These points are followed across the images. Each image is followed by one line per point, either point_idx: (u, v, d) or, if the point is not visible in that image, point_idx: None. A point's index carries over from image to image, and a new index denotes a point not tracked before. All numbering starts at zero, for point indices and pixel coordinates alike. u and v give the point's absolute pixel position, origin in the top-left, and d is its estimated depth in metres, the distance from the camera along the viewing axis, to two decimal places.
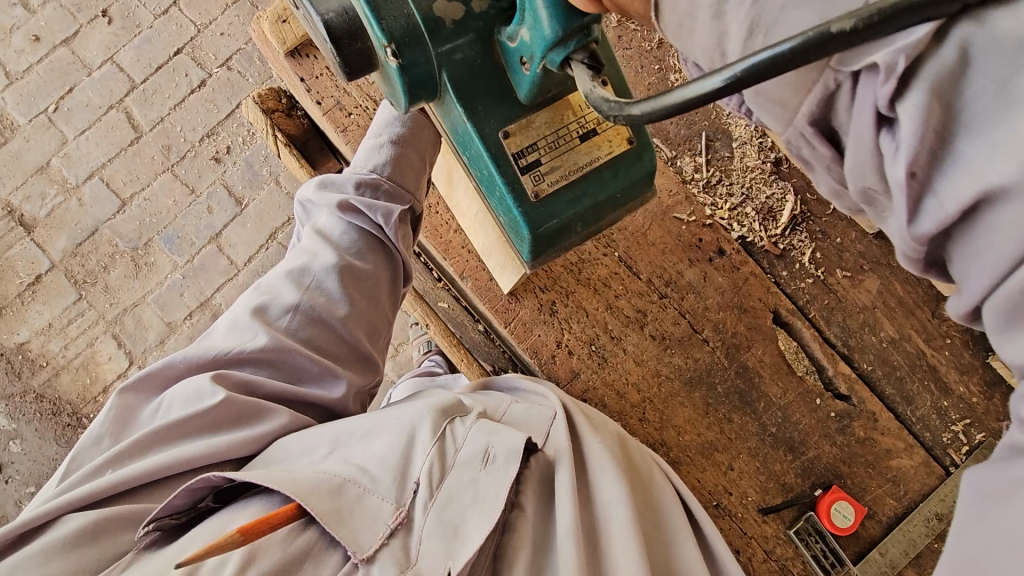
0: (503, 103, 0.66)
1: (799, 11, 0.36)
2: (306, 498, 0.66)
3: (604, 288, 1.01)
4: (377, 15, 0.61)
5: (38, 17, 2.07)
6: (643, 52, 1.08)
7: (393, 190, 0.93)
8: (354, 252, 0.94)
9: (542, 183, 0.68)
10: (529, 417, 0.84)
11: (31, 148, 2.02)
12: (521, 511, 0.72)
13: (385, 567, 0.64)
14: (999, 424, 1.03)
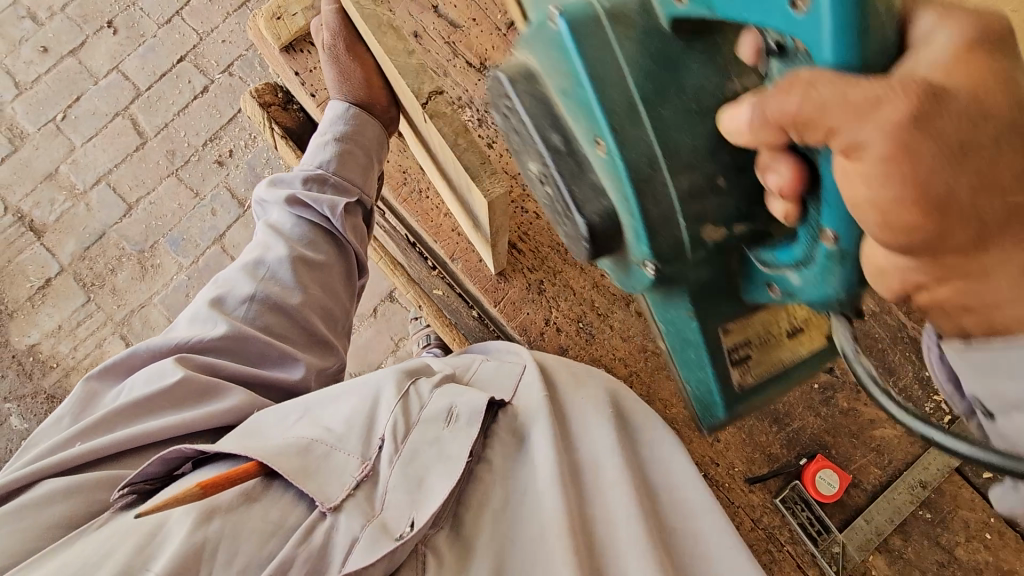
0: (727, 304, 0.64)
1: None
2: (274, 455, 0.67)
3: (591, 268, 1.04)
4: (652, 237, 0.54)
5: (47, 29, 2.14)
6: None
7: (341, 183, 0.97)
8: (305, 243, 0.95)
9: (748, 375, 0.69)
10: (499, 373, 0.85)
11: (41, 155, 2.08)
12: (488, 463, 0.75)
13: (352, 516, 0.65)
14: None
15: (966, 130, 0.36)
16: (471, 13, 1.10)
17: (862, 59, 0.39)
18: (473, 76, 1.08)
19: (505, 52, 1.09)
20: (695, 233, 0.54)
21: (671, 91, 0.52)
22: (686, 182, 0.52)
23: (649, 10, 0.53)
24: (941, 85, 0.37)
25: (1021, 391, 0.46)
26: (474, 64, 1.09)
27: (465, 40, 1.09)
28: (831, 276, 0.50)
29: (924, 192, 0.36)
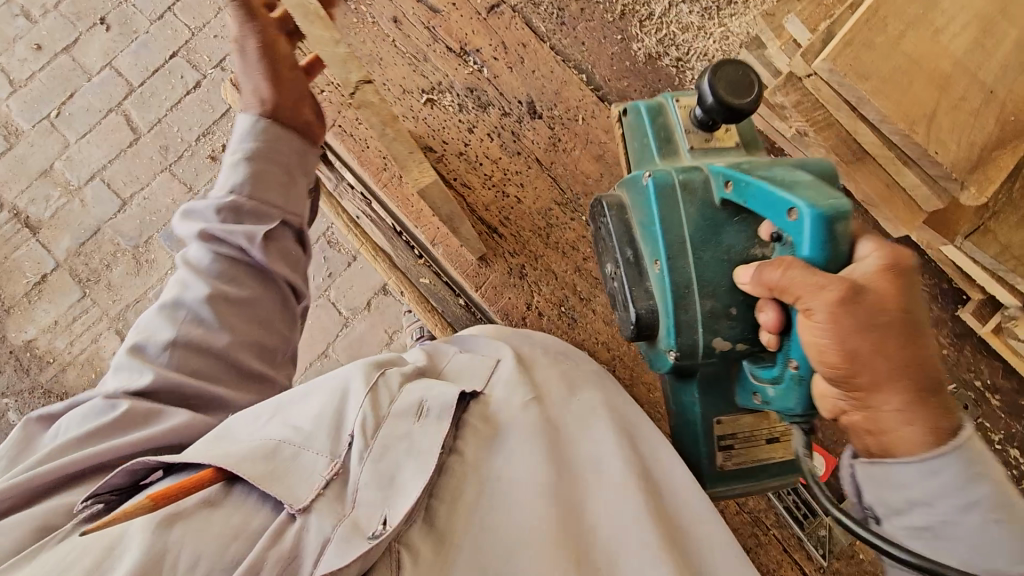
0: (721, 399, 0.76)
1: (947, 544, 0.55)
2: (238, 461, 0.59)
3: (573, 251, 1.03)
4: (676, 335, 0.69)
5: (40, 27, 2.15)
6: (606, 24, 1.11)
7: (257, 208, 0.82)
8: (225, 277, 0.79)
9: (728, 460, 0.77)
10: (467, 364, 0.77)
11: (36, 152, 2.09)
12: (461, 454, 0.67)
13: (324, 514, 0.58)
14: (969, 375, 1.06)
15: (874, 319, 0.53)
16: None
17: (826, 258, 0.57)
18: (454, 61, 1.08)
19: (486, 37, 1.09)
20: (707, 341, 0.68)
21: (708, 246, 0.68)
22: (702, 307, 0.67)
23: (708, 188, 0.69)
24: (862, 285, 0.54)
25: (900, 496, 0.56)
26: (454, 48, 1.08)
27: (446, 25, 1.09)
28: (793, 402, 0.63)
29: (842, 352, 0.54)
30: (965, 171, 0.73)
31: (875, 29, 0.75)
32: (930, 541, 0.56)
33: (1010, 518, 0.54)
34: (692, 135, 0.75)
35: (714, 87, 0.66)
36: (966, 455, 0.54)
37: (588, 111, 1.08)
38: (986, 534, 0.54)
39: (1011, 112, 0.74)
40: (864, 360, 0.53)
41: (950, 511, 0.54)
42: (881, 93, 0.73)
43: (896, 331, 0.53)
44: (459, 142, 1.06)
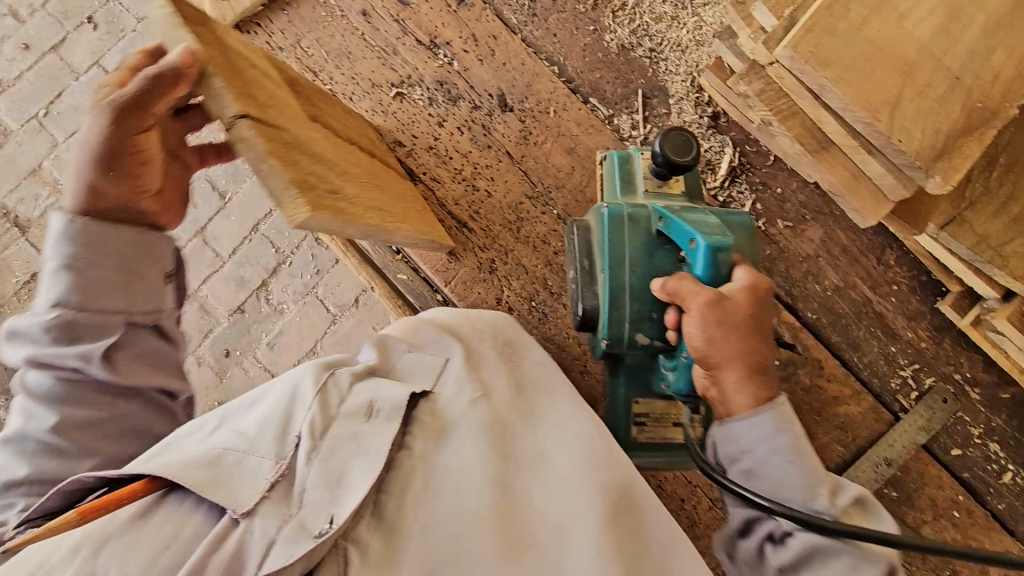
0: (640, 382, 0.90)
1: (768, 483, 0.72)
2: (179, 470, 0.58)
3: (543, 245, 1.02)
4: (610, 326, 0.85)
5: (28, 27, 2.15)
6: (578, 14, 1.10)
7: (89, 320, 0.72)
8: (72, 401, 0.72)
9: (641, 432, 0.91)
10: (421, 363, 0.76)
11: (24, 152, 2.10)
12: (409, 450, 0.66)
13: (268, 517, 0.57)
14: (949, 368, 1.04)
15: (727, 318, 0.72)
16: None
17: (714, 277, 0.75)
18: (424, 54, 1.07)
19: (456, 29, 1.08)
20: (631, 335, 0.85)
21: (642, 264, 0.84)
22: (630, 309, 0.84)
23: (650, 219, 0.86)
24: (726, 295, 0.73)
25: (734, 445, 0.74)
26: (424, 41, 1.07)
27: (415, 17, 1.08)
28: (684, 385, 0.80)
29: (704, 343, 0.73)
30: (930, 159, 0.71)
31: (836, 16, 0.73)
32: (754, 480, 0.73)
33: (803, 461, 0.71)
34: (648, 181, 0.95)
35: (661, 148, 0.89)
36: (775, 414, 0.72)
37: (560, 103, 1.07)
38: (786, 471, 0.71)
39: (978, 98, 0.72)
40: (723, 353, 0.73)
41: (760, 452, 0.72)
42: (842, 81, 0.72)
43: (745, 334, 0.73)
44: (428, 136, 1.05)
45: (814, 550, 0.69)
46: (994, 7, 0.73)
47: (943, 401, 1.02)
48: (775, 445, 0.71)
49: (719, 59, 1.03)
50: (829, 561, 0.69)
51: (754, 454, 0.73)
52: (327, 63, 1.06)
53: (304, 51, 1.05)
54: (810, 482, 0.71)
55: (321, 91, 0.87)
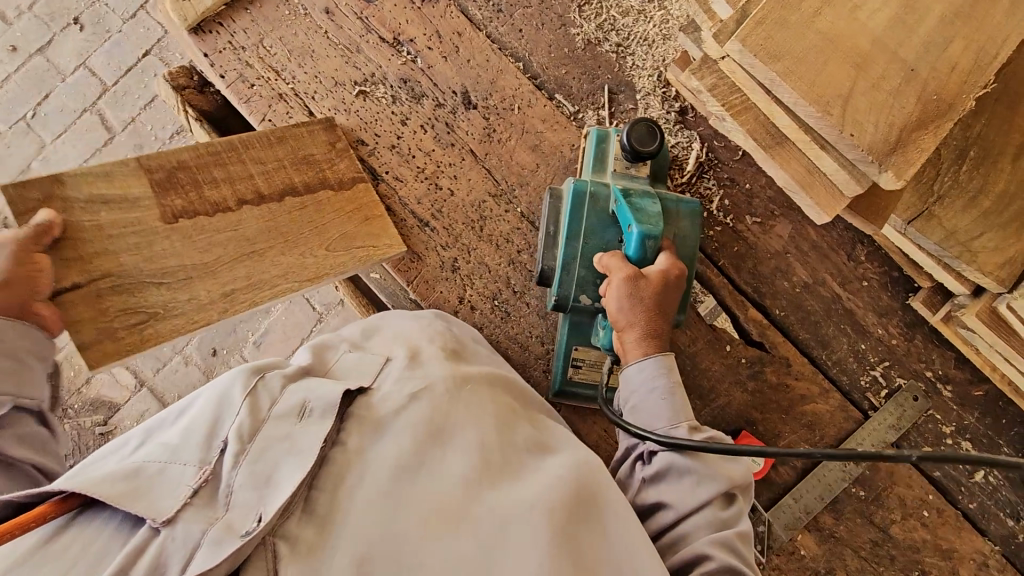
0: (585, 332, 0.93)
1: (642, 415, 0.78)
2: (94, 484, 0.57)
3: (506, 244, 1.02)
4: (560, 283, 0.88)
5: (15, 28, 2.16)
6: (543, 9, 1.08)
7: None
8: None
9: (579, 373, 0.94)
10: (354, 368, 0.77)
11: (13, 153, 2.10)
12: (343, 445, 0.66)
13: (191, 522, 0.56)
14: (920, 365, 1.02)
15: (644, 293, 0.78)
16: None
17: (641, 256, 0.81)
18: (387, 52, 1.06)
19: (419, 26, 1.07)
20: (575, 295, 0.88)
21: (596, 234, 0.88)
22: (577, 274, 0.88)
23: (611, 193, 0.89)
24: (643, 274, 0.79)
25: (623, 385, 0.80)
26: (387, 38, 1.06)
27: (378, 14, 1.06)
28: (608, 344, 0.87)
29: (617, 312, 0.79)
30: (883, 153, 0.69)
31: (788, 7, 0.71)
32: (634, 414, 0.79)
33: (676, 399, 0.77)
34: (618, 161, 0.93)
35: (628, 139, 0.88)
36: (660, 360, 0.78)
37: (525, 100, 1.06)
38: (660, 405, 0.76)
39: (934, 90, 0.70)
40: (632, 322, 0.79)
41: (641, 388, 0.78)
42: (793, 74, 0.70)
43: (657, 311, 0.79)
44: (390, 136, 1.04)
45: (669, 470, 0.74)
46: None
47: (914, 399, 1.01)
48: (652, 382, 0.77)
49: (685, 54, 1.01)
50: (679, 479, 0.73)
51: (634, 391, 0.78)
52: (290, 62, 1.05)
53: (266, 50, 1.05)
54: (677, 415, 0.76)
55: (216, 151, 0.91)
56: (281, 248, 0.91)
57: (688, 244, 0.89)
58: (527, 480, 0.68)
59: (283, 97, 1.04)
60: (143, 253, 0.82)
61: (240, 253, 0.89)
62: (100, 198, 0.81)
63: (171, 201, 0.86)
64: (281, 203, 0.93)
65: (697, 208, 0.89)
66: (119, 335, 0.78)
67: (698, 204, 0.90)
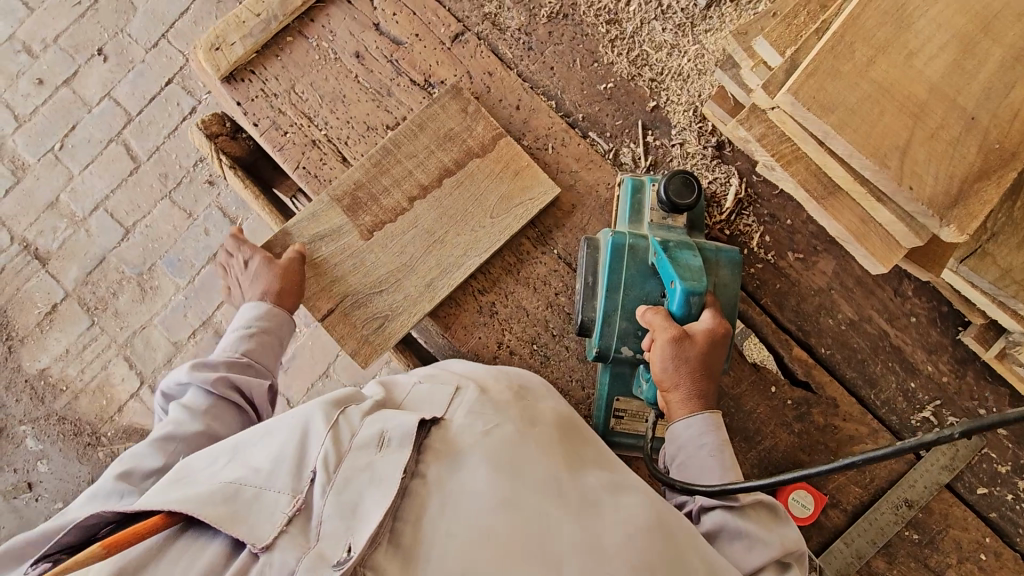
0: (627, 382, 0.91)
1: (693, 472, 0.76)
2: (197, 504, 0.57)
3: (544, 287, 1.01)
4: (601, 335, 0.87)
5: (41, 61, 2.18)
6: (575, 45, 1.07)
7: (258, 368, 0.93)
8: (216, 415, 0.83)
9: (622, 421, 0.92)
10: (426, 400, 0.75)
11: (42, 185, 2.13)
12: (423, 477, 0.63)
13: (288, 548, 0.55)
14: (973, 404, 0.99)
15: (688, 355, 0.76)
16: (414, 28, 1.07)
17: (685, 315, 0.79)
18: (418, 94, 1.05)
19: (450, 67, 1.06)
20: (617, 347, 0.87)
21: (636, 287, 0.86)
22: (619, 326, 0.87)
23: (646, 247, 0.87)
24: (689, 332, 0.78)
25: (671, 444, 0.78)
26: (418, 81, 1.06)
27: (409, 57, 1.06)
28: (653, 398, 0.85)
29: (660, 372, 0.78)
30: (944, 207, 0.67)
31: (841, 57, 0.69)
32: (684, 471, 0.77)
33: (726, 456, 0.75)
34: (654, 212, 0.92)
35: (666, 191, 0.88)
36: (708, 416, 0.76)
37: (559, 139, 1.04)
38: (708, 463, 0.75)
39: (995, 139, 0.68)
40: (677, 382, 0.77)
41: (689, 445, 0.76)
42: (847, 126, 0.68)
43: (704, 372, 0.77)
44: (399, 202, 0.99)
45: (724, 529, 0.71)
46: (1011, 40, 0.69)
47: (968, 437, 0.98)
48: (701, 439, 0.76)
49: (722, 89, 0.99)
50: (733, 540, 0.70)
51: (682, 448, 0.77)
52: (322, 108, 1.04)
53: (298, 96, 1.04)
54: (729, 472, 0.74)
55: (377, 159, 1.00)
56: (456, 229, 0.99)
57: (729, 293, 0.87)
58: (605, 517, 0.63)
59: (316, 143, 1.04)
60: (360, 271, 0.98)
61: (426, 246, 0.98)
62: (320, 235, 0.99)
63: (364, 219, 0.99)
64: (441, 189, 1.00)
65: (737, 257, 0.88)
66: (372, 340, 0.97)
67: (738, 253, 0.89)
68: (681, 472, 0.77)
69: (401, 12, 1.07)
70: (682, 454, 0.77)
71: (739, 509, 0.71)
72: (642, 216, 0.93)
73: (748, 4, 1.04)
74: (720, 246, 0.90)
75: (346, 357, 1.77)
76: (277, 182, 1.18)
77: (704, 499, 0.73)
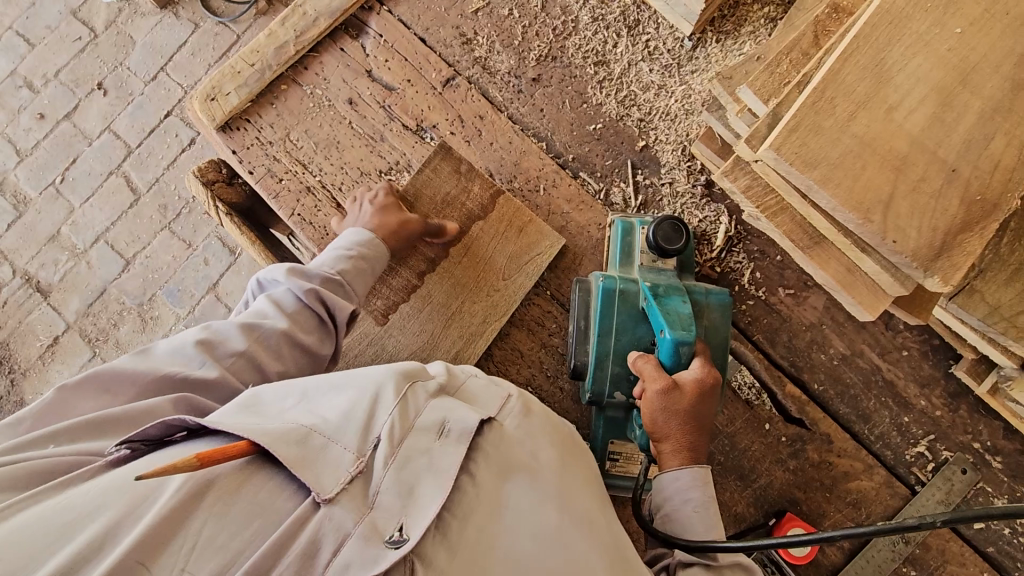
0: (620, 427, 0.91)
1: (676, 525, 0.76)
2: (272, 438, 0.56)
3: (538, 328, 1.02)
4: (593, 380, 0.88)
5: (42, 96, 2.21)
6: (565, 86, 1.08)
7: (350, 293, 0.88)
8: (298, 323, 0.83)
9: (616, 465, 0.93)
10: (483, 394, 0.72)
11: (43, 219, 2.16)
12: (472, 476, 0.61)
13: (347, 510, 0.54)
14: (968, 437, 0.99)
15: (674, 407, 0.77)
16: (406, 74, 1.08)
17: (674, 364, 0.80)
18: (410, 138, 1.07)
19: (442, 111, 1.08)
20: (609, 393, 0.88)
21: (627, 333, 0.87)
22: (611, 371, 0.87)
23: (638, 293, 0.88)
24: (678, 382, 0.78)
25: (658, 494, 0.78)
26: (410, 125, 1.07)
27: (401, 102, 1.08)
28: (645, 444, 0.85)
29: (650, 422, 0.79)
30: (927, 259, 0.69)
31: (822, 112, 0.71)
32: (666, 524, 0.77)
33: (708, 514, 0.75)
34: (644, 255, 0.93)
35: (654, 236, 0.89)
36: (698, 471, 0.76)
37: (550, 180, 1.06)
38: (692, 518, 0.75)
39: (976, 191, 0.69)
40: (667, 433, 0.78)
41: (675, 496, 0.76)
42: (830, 181, 0.70)
43: (695, 421, 0.78)
44: (410, 279, 1.00)
45: None
46: (989, 92, 0.70)
47: (963, 472, 0.98)
48: (687, 493, 0.76)
49: (709, 129, 1.00)
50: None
51: (667, 499, 0.77)
52: (316, 154, 1.06)
53: (293, 143, 1.06)
54: (710, 531, 0.74)
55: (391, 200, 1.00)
56: (471, 297, 1.00)
57: (719, 336, 0.88)
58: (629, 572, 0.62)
59: (311, 190, 1.05)
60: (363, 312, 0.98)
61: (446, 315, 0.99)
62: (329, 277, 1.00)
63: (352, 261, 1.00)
64: (449, 257, 1.01)
65: (727, 300, 0.89)
66: None
67: (728, 296, 0.89)
68: (662, 523, 0.77)
69: (393, 59, 1.09)
70: (666, 506, 0.77)
71: (715, 568, 0.71)
72: (633, 263, 0.94)
73: (734, 45, 1.06)
74: (711, 288, 0.90)
75: None
76: (273, 224, 1.19)
77: (682, 554, 0.72)
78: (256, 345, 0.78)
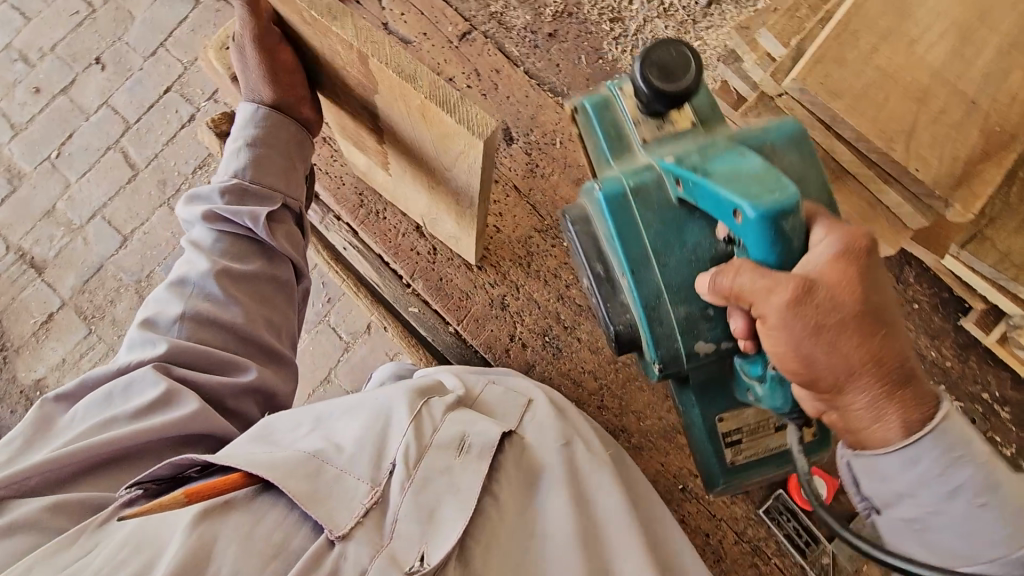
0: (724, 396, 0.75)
1: (946, 537, 0.54)
2: (281, 475, 0.58)
3: (555, 279, 1.02)
4: (654, 346, 0.67)
5: (38, 70, 2.18)
6: (582, 41, 1.09)
7: (261, 191, 0.84)
8: (231, 255, 0.80)
9: (738, 454, 0.77)
10: (502, 402, 0.75)
11: (39, 194, 2.12)
12: (495, 497, 0.64)
13: (362, 544, 0.57)
14: (977, 388, 1.01)
15: (824, 313, 0.52)
16: (422, 27, 1.09)
17: (780, 250, 0.56)
18: None
19: (458, 65, 1.08)
20: (690, 347, 0.66)
21: (675, 246, 0.65)
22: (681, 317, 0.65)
23: (663, 186, 0.65)
24: (815, 278, 0.53)
25: (887, 490, 0.55)
26: None
27: (417, 55, 1.08)
28: (781, 402, 0.64)
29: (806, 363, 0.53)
30: (948, 188, 0.70)
31: (846, 45, 0.72)
32: (923, 531, 0.55)
33: (1002, 504, 0.52)
34: (642, 124, 0.69)
35: (648, 86, 0.65)
36: (941, 439, 0.52)
37: (566, 134, 1.06)
38: (973, 525, 0.52)
39: (996, 122, 0.70)
40: (842, 366, 0.52)
41: (930, 501, 0.53)
42: (854, 111, 0.71)
43: (866, 317, 0.52)
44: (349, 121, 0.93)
45: None
46: (1007, 28, 0.72)
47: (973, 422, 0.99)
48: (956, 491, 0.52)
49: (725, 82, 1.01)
50: None
51: (923, 505, 0.54)
52: None
53: None
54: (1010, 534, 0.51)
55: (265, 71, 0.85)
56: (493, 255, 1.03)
57: (811, 181, 0.64)
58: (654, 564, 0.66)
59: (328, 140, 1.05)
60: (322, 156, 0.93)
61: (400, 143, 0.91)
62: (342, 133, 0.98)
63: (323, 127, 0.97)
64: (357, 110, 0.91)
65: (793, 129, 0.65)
66: None
67: (790, 127, 0.68)
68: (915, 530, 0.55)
69: (410, 13, 1.09)
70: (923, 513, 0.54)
71: None
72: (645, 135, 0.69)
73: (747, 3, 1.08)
74: (769, 126, 0.67)
75: (348, 362, 1.79)
76: None
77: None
78: (198, 299, 0.76)
